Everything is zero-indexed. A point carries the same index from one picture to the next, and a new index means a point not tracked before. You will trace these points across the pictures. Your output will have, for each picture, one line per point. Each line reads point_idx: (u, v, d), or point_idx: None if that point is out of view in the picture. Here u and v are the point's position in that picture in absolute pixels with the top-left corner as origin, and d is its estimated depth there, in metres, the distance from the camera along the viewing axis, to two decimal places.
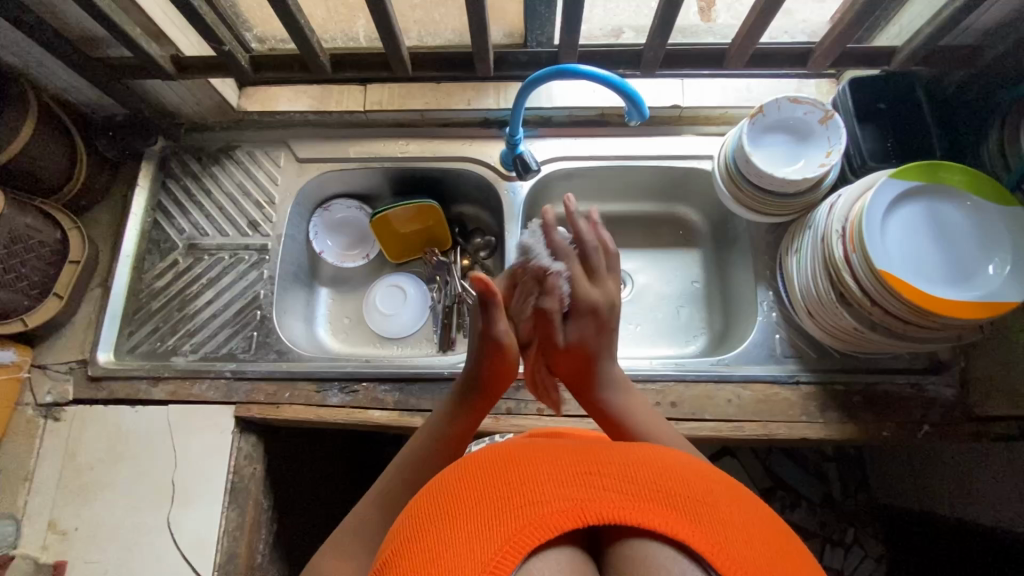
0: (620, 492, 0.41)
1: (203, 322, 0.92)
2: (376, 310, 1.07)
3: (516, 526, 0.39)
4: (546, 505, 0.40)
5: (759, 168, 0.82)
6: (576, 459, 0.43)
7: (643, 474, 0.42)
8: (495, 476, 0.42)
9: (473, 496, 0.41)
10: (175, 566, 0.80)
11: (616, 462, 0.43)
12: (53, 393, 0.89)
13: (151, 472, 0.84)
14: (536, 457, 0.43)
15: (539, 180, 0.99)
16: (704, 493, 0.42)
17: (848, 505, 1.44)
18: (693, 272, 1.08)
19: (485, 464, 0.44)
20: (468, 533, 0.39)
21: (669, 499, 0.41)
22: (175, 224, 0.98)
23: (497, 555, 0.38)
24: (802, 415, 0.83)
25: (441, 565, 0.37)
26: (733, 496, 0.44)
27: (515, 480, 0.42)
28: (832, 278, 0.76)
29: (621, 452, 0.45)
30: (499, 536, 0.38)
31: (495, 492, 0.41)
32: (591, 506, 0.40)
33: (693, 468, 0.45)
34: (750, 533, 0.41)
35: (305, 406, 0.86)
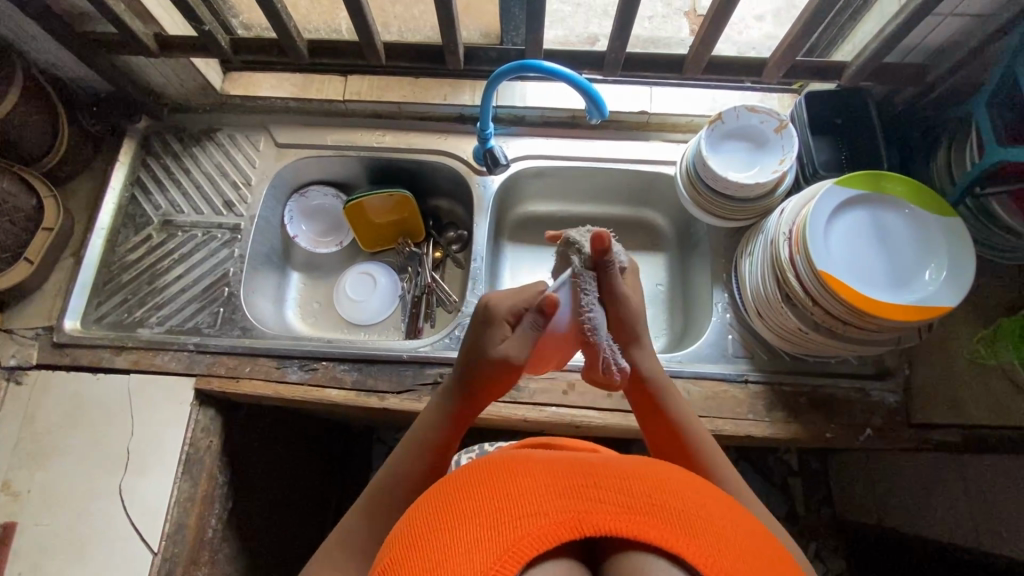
0: (618, 505, 0.39)
1: (171, 295, 0.94)
2: (345, 297, 1.09)
3: (511, 537, 0.36)
4: (543, 517, 0.38)
5: (715, 172, 0.85)
6: (573, 471, 0.41)
7: (640, 487, 0.40)
8: (492, 485, 0.40)
9: (468, 505, 0.39)
10: (123, 532, 0.81)
11: (614, 474, 0.41)
12: (18, 356, 0.89)
13: (108, 439, 0.85)
14: (534, 468, 0.41)
15: (510, 176, 1.02)
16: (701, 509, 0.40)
17: (810, 520, 1.45)
18: (657, 275, 1.11)
19: (481, 475, 0.42)
20: (462, 542, 0.37)
21: (667, 513, 0.39)
22: (152, 200, 1.00)
23: (496, 564, 0.35)
24: (749, 413, 0.85)
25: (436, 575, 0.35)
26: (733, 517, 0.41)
27: (510, 489, 0.39)
28: (778, 279, 0.79)
29: (618, 465, 0.43)
30: (494, 547, 0.36)
31: (490, 501, 0.39)
32: (588, 517, 0.38)
33: (692, 485, 0.43)
34: (750, 554, 0.38)
35: (264, 380, 0.87)
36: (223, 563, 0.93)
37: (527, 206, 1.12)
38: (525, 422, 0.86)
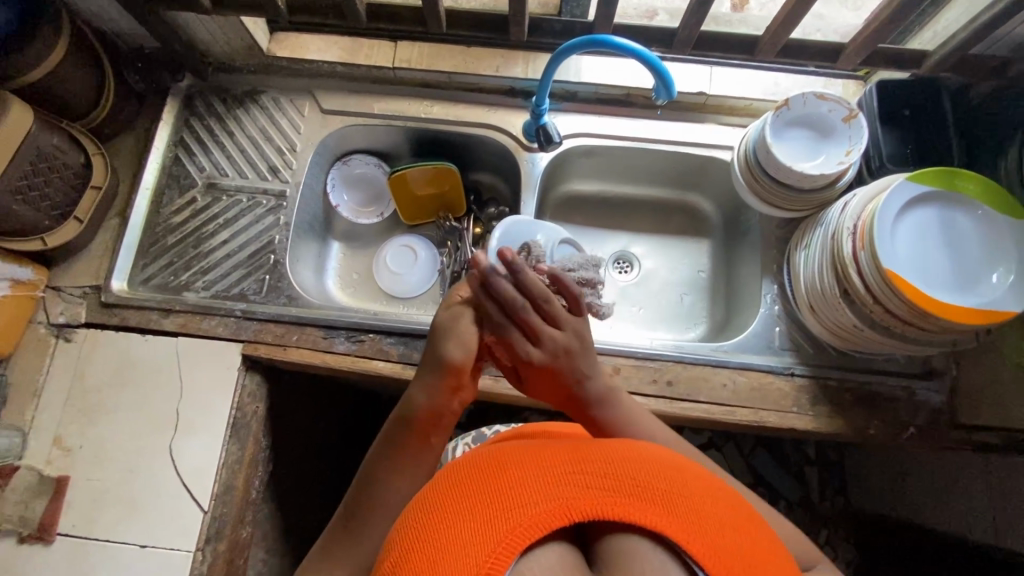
0: (603, 488, 0.39)
1: (217, 260, 0.94)
2: (386, 268, 1.09)
3: (502, 531, 0.37)
4: (531, 507, 0.38)
5: (779, 160, 0.82)
6: (556, 457, 0.42)
7: (623, 469, 0.41)
8: (481, 479, 0.40)
9: (459, 500, 0.40)
10: (174, 491, 0.82)
11: (597, 458, 0.42)
12: (66, 313, 0.90)
13: (157, 400, 0.86)
14: (517, 457, 0.42)
15: (559, 153, 1.00)
16: (682, 486, 0.41)
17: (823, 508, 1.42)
18: (700, 261, 1.09)
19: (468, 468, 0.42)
20: (457, 534, 0.37)
21: (650, 495, 0.39)
22: (195, 161, 0.99)
23: (491, 561, 0.35)
24: (793, 406, 0.85)
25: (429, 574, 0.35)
26: (710, 488, 0.43)
27: (499, 481, 0.40)
28: (837, 274, 0.78)
29: (599, 447, 0.44)
30: (486, 541, 0.36)
31: (481, 493, 0.39)
32: (575, 503, 0.38)
33: (672, 464, 0.43)
34: (730, 525, 0.39)
35: (311, 350, 0.87)
36: (264, 522, 0.96)
37: (571, 185, 1.10)
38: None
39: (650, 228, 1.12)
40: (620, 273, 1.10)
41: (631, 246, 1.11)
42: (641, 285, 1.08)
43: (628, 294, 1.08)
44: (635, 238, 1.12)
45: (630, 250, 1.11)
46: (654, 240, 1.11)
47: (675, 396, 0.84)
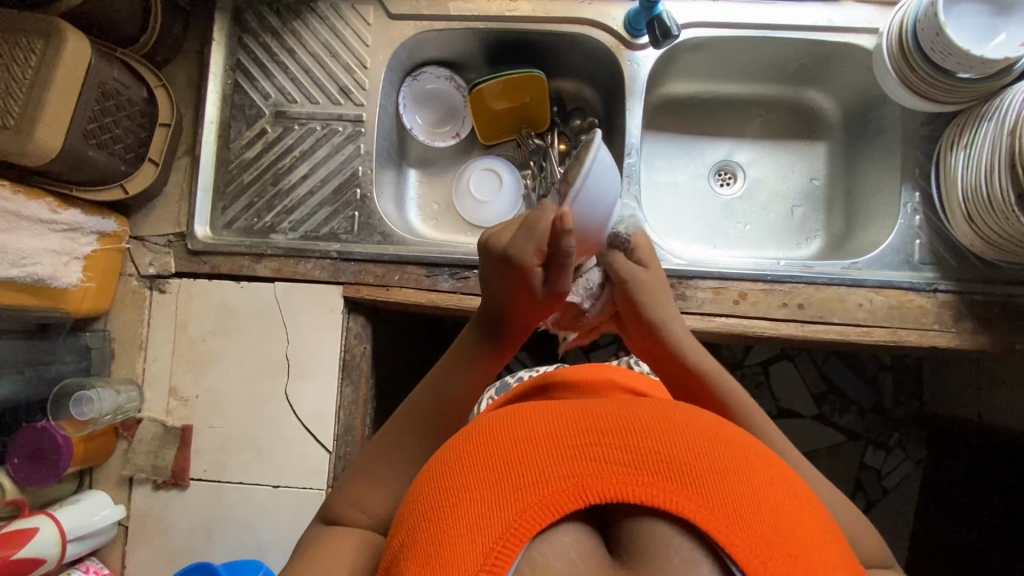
0: (620, 464, 0.38)
1: (299, 198, 0.87)
2: (468, 196, 1.00)
3: (514, 512, 0.37)
4: (544, 485, 0.38)
5: (950, 42, 0.70)
6: (571, 427, 0.40)
7: (644, 442, 0.39)
8: (492, 455, 0.40)
9: (466, 473, 0.40)
10: (297, 434, 0.83)
11: (611, 429, 0.40)
12: (156, 264, 0.86)
13: (265, 347, 0.84)
14: (533, 426, 0.41)
15: (666, 51, 0.88)
16: (711, 460, 0.39)
17: (897, 413, 1.31)
18: (813, 169, 0.99)
19: (482, 440, 0.42)
20: (466, 515, 0.38)
21: (674, 472, 0.38)
22: (258, 87, 0.89)
23: (501, 542, 0.36)
24: (935, 323, 0.79)
25: (445, 562, 0.36)
26: (746, 457, 0.40)
27: (510, 453, 0.40)
28: (1014, 175, 0.68)
29: (619, 412, 0.42)
30: (496, 523, 0.37)
31: (491, 468, 0.39)
32: (589, 482, 0.37)
33: (703, 432, 0.41)
34: (766, 505, 0.37)
35: (416, 289, 0.83)
36: None
37: (668, 88, 0.98)
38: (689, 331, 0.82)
39: (755, 133, 1.01)
40: (722, 185, 1.00)
41: (734, 153, 1.01)
42: (747, 198, 0.99)
43: (734, 210, 0.99)
44: (739, 145, 1.01)
45: (734, 158, 1.01)
46: (759, 146, 1.01)
47: (807, 319, 0.79)
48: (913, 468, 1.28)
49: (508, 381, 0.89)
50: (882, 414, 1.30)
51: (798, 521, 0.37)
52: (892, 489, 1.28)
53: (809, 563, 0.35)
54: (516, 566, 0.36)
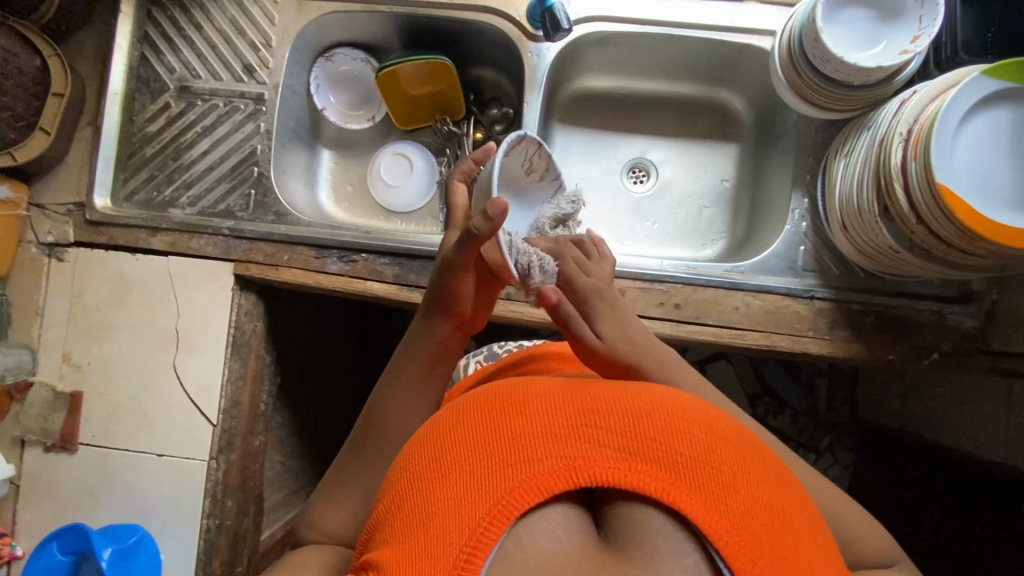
0: (616, 449, 0.40)
1: (199, 174, 0.88)
2: (380, 180, 1.01)
3: (504, 489, 0.39)
4: (537, 464, 0.40)
5: (827, 49, 0.70)
6: (571, 409, 0.42)
7: (642, 430, 0.41)
8: (487, 430, 0.42)
9: (461, 447, 0.42)
10: (183, 405, 0.85)
11: (611, 413, 0.42)
12: (54, 233, 0.87)
13: (156, 320, 0.86)
14: (530, 407, 0.43)
15: (569, 43, 0.88)
16: (707, 451, 0.40)
17: (829, 417, 1.31)
18: (724, 170, 0.99)
19: (481, 412, 0.44)
20: (457, 487, 0.40)
21: (668, 462, 0.39)
22: (164, 61, 0.90)
23: (487, 516, 0.38)
24: (809, 330, 0.79)
25: (431, 530, 0.38)
26: (744, 450, 0.42)
27: (505, 430, 0.42)
28: (879, 187, 0.68)
29: (621, 397, 0.44)
30: (485, 501, 0.39)
31: (486, 444, 0.41)
32: (582, 465, 0.39)
33: (701, 423, 0.42)
34: (756, 502, 0.39)
35: (303, 270, 0.84)
36: (273, 432, 1.00)
37: (584, 82, 0.98)
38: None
39: (670, 132, 1.00)
40: (635, 182, 1.00)
41: (649, 151, 1.01)
42: (657, 196, 0.99)
43: (643, 208, 0.99)
44: (654, 142, 1.01)
45: (648, 156, 1.01)
46: (674, 145, 1.00)
47: (682, 319, 0.80)
48: (842, 472, 1.28)
49: (496, 352, 0.89)
50: (813, 418, 1.31)
51: (783, 515, 0.40)
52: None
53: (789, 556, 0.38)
54: (502, 542, 0.38)
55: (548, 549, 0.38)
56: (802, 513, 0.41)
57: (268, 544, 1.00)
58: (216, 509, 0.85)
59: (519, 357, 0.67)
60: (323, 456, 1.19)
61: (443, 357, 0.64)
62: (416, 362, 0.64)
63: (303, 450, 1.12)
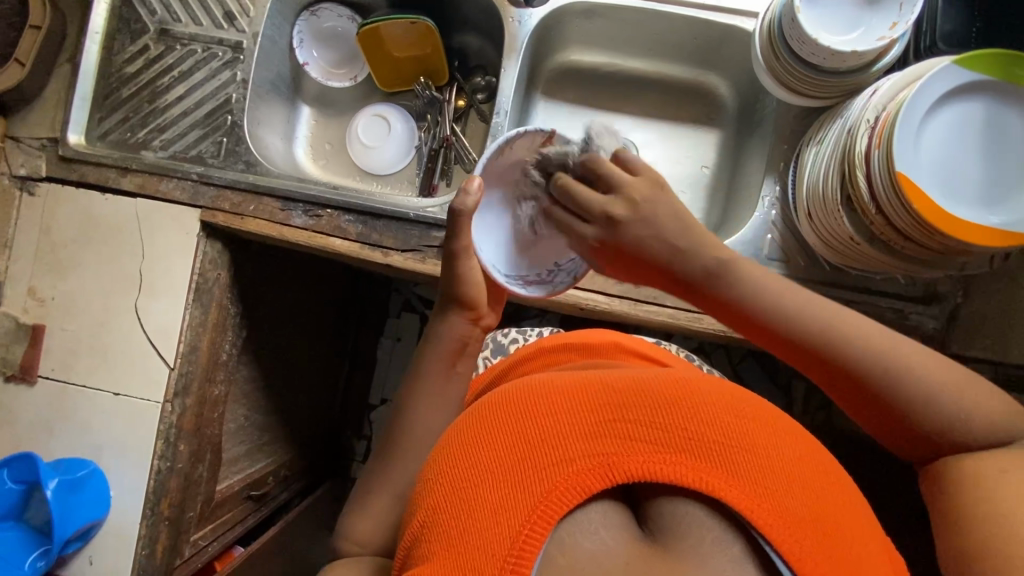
0: (649, 444, 0.40)
1: (173, 118, 0.88)
2: (357, 141, 1.00)
3: (540, 493, 0.38)
4: (570, 464, 0.39)
5: (803, 30, 0.68)
6: (596, 405, 0.42)
7: (672, 420, 0.40)
8: (516, 433, 0.42)
9: (490, 457, 0.42)
10: (142, 346, 0.86)
11: (636, 405, 0.41)
12: (27, 166, 0.87)
13: (121, 261, 0.86)
14: (557, 405, 0.43)
15: (553, 11, 0.86)
16: (739, 436, 0.40)
17: None
18: (705, 156, 0.98)
19: (505, 419, 0.44)
20: (491, 498, 0.39)
21: (704, 451, 0.39)
22: (146, 3, 0.89)
23: (528, 522, 0.38)
24: None
25: (473, 544, 0.38)
26: (778, 433, 0.41)
27: (533, 433, 0.42)
28: (844, 176, 0.67)
29: (647, 387, 0.43)
30: (525, 504, 0.38)
31: (514, 451, 0.41)
32: (617, 463, 0.39)
33: (728, 406, 0.42)
34: (796, 485, 0.38)
35: (268, 221, 0.84)
36: (234, 384, 1.00)
37: (569, 55, 0.97)
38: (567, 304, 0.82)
39: (653, 112, 0.99)
40: None
41: (631, 132, 1.00)
42: None
43: None
44: (637, 122, 1.00)
45: (629, 136, 1.00)
46: (657, 127, 0.99)
47: (641, 298, 0.80)
48: None
49: (501, 343, 0.85)
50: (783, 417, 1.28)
51: (824, 495, 0.39)
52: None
53: (835, 537, 0.37)
54: (546, 545, 0.37)
55: (592, 551, 0.37)
56: (844, 497, 0.41)
57: (224, 495, 1.01)
58: (168, 452, 0.85)
59: (527, 348, 0.68)
60: (288, 415, 1.20)
61: (464, 350, 0.63)
62: (442, 355, 0.62)
63: (268, 407, 1.13)
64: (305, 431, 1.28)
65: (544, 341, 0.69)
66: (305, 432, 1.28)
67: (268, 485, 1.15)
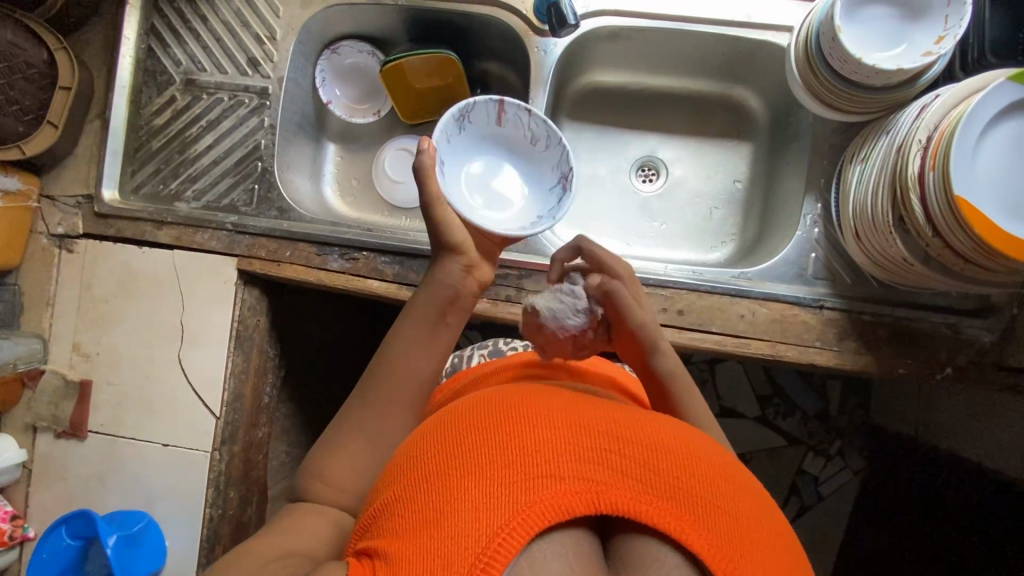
0: (637, 479, 0.38)
1: (203, 168, 0.89)
2: (385, 176, 1.00)
3: (522, 504, 0.36)
4: (559, 482, 0.38)
5: (845, 51, 0.66)
6: (598, 433, 0.41)
7: (667, 466, 0.39)
8: (512, 437, 0.41)
9: (481, 454, 0.40)
10: (188, 397, 0.86)
11: (636, 442, 0.40)
12: (64, 224, 0.88)
13: (161, 313, 0.87)
14: (558, 421, 0.42)
15: (577, 38, 0.85)
16: (725, 502, 0.39)
17: (840, 421, 1.24)
18: (736, 170, 0.96)
19: (504, 422, 0.42)
20: (475, 496, 0.37)
21: (691, 503, 0.38)
22: (170, 54, 0.90)
23: (502, 531, 0.35)
24: (816, 340, 0.77)
25: (445, 536, 0.36)
26: (759, 508, 0.41)
27: (529, 442, 0.40)
28: (895, 196, 0.65)
29: (650, 430, 0.42)
30: (506, 510, 0.36)
31: (507, 454, 0.40)
32: (606, 494, 0.37)
33: (722, 470, 0.41)
34: (766, 557, 0.37)
35: (305, 267, 0.84)
36: (274, 423, 1.00)
37: (594, 76, 0.96)
38: None
39: (681, 129, 0.98)
40: (644, 181, 0.98)
41: (659, 149, 0.98)
42: (665, 196, 0.97)
43: (650, 207, 0.97)
44: (665, 139, 0.98)
45: (658, 154, 0.98)
46: (686, 143, 0.98)
47: (686, 326, 0.78)
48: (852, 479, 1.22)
49: (501, 349, 0.85)
50: (825, 421, 1.24)
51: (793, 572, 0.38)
52: (827, 497, 1.22)
53: None
54: (515, 560, 0.35)
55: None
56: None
57: None
58: (218, 500, 0.86)
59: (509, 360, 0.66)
60: None
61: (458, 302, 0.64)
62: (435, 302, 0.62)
63: (308, 441, 1.13)
64: None
65: (527, 352, 0.67)
66: None
67: None
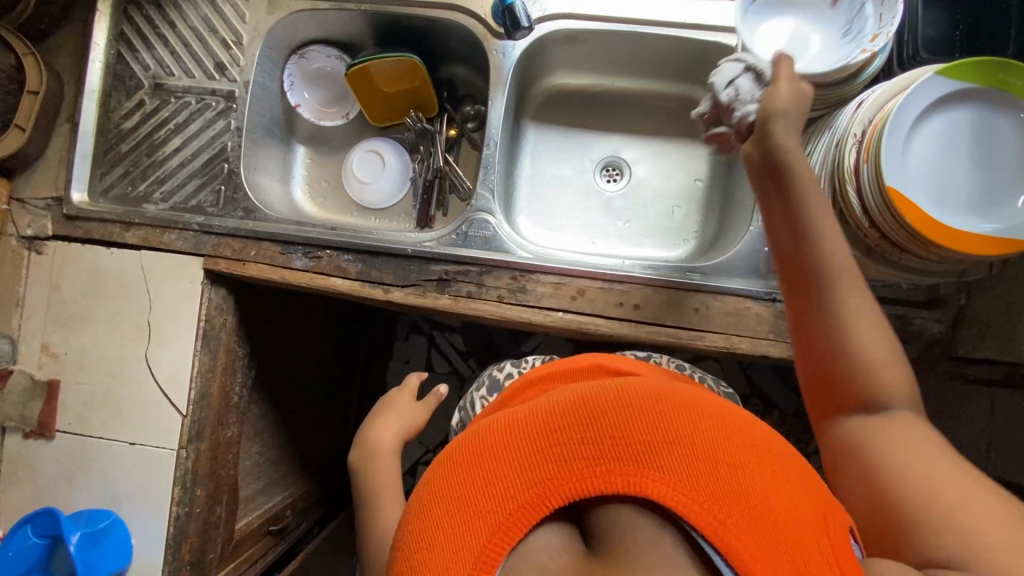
0: (583, 458, 0.36)
1: (171, 170, 0.91)
2: (353, 178, 1.02)
3: (484, 536, 0.36)
4: (509, 501, 0.36)
5: None
6: (533, 430, 0.39)
7: (609, 431, 0.37)
8: (458, 475, 0.39)
9: (436, 505, 0.39)
10: (155, 395, 0.87)
11: (570, 424, 0.38)
12: (34, 226, 0.89)
13: (128, 312, 0.88)
14: (495, 439, 0.40)
15: (535, 40, 0.88)
16: (676, 436, 0.37)
17: None
18: (697, 168, 0.98)
19: (448, 466, 0.41)
20: (440, 550, 0.36)
21: (644, 460, 0.36)
22: (139, 59, 0.92)
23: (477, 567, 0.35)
24: (770, 332, 0.78)
25: None
26: (706, 418, 0.39)
27: (474, 476, 0.38)
28: (835, 191, 0.67)
29: (581, 399, 0.40)
30: (471, 548, 0.35)
31: (457, 494, 0.38)
32: (557, 487, 0.36)
33: (668, 402, 0.39)
34: (734, 478, 0.36)
35: (269, 266, 0.86)
36: (246, 423, 1.01)
37: (556, 79, 0.98)
38: (571, 330, 0.81)
39: (644, 129, 1.00)
40: (608, 181, 1.00)
41: (623, 150, 1.00)
42: (629, 196, 0.98)
43: (614, 206, 0.98)
44: (629, 139, 1.00)
45: (621, 154, 1.00)
46: (648, 144, 1.00)
47: (642, 319, 0.80)
48: None
49: (497, 378, 0.84)
50: (801, 419, 1.25)
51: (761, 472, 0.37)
52: None
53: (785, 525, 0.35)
54: None
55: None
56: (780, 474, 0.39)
57: (243, 533, 1.01)
58: (185, 498, 0.87)
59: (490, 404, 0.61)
60: (301, 448, 1.21)
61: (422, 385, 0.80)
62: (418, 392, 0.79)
63: (282, 442, 1.14)
64: (319, 462, 1.28)
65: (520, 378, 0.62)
66: (321, 462, 1.28)
67: (287, 518, 1.15)
